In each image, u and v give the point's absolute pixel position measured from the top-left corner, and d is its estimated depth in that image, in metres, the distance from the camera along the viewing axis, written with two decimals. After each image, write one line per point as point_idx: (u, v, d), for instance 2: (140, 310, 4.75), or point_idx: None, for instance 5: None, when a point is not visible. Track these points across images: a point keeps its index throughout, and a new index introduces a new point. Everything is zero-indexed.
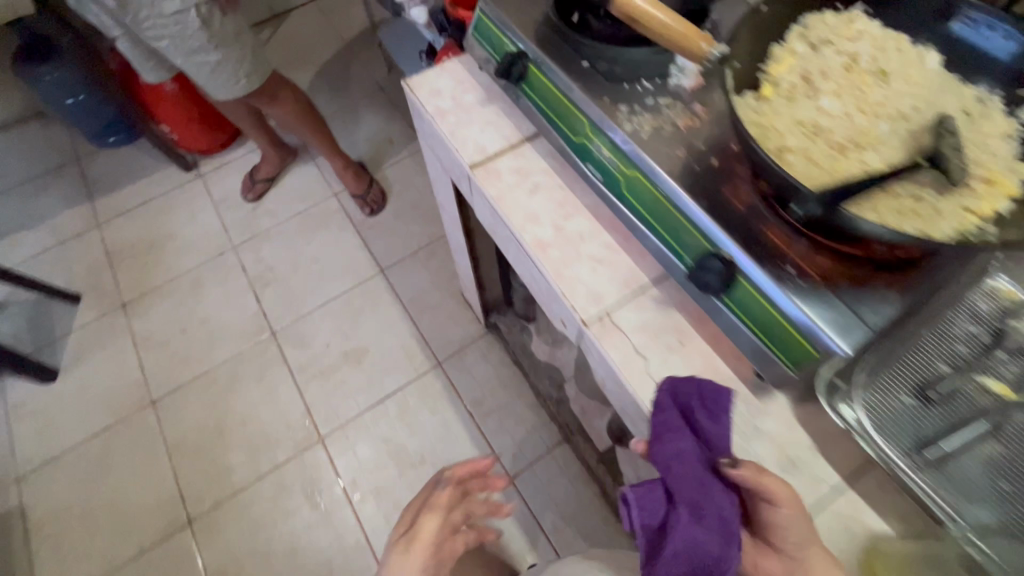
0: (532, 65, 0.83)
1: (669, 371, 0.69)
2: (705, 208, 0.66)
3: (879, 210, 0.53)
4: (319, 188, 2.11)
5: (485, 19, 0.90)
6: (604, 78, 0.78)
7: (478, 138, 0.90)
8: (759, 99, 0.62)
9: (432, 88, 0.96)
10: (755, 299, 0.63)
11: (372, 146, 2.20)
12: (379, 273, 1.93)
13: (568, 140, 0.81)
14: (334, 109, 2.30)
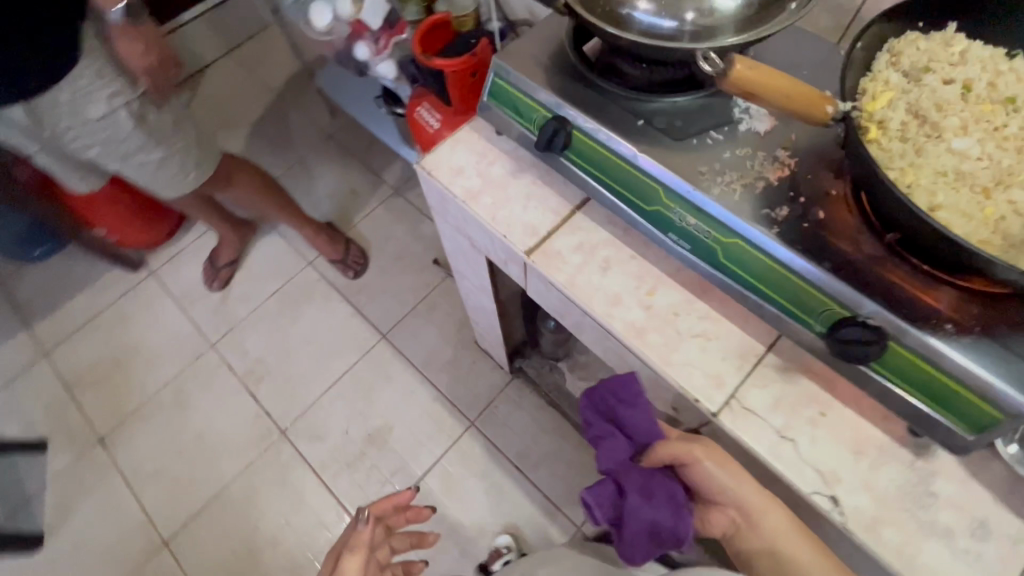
0: (577, 130, 0.74)
1: (821, 448, 0.63)
2: (833, 271, 0.60)
3: None
4: (291, 260, 1.93)
5: (505, 83, 0.80)
6: (670, 136, 0.70)
7: (523, 217, 0.80)
8: (881, 148, 0.56)
9: (452, 168, 0.85)
10: (912, 364, 0.57)
11: (337, 202, 2.03)
12: (381, 339, 1.79)
13: (637, 209, 0.72)
14: (284, 169, 2.11)
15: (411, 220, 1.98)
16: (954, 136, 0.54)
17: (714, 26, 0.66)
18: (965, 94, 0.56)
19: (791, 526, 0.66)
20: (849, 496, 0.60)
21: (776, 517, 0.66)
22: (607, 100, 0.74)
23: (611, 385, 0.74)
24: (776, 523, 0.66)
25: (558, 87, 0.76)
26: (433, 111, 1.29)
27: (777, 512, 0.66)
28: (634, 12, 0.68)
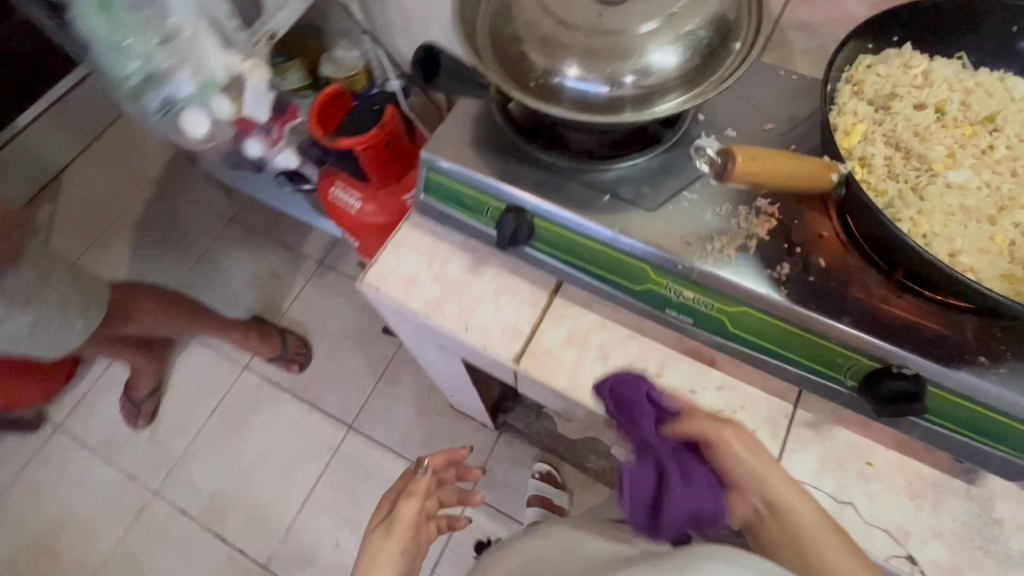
0: (539, 217, 0.66)
1: (880, 503, 0.59)
2: (855, 326, 0.55)
3: None
4: (223, 369, 1.72)
5: (440, 175, 0.70)
6: (644, 208, 0.63)
7: (498, 317, 0.71)
8: (876, 191, 0.52)
9: (404, 280, 0.74)
10: (954, 404, 0.54)
11: (259, 291, 1.83)
12: (349, 430, 1.63)
13: (625, 288, 0.66)
14: (188, 268, 1.87)
15: (347, 291, 1.81)
16: (945, 168, 0.51)
17: (656, 87, 0.60)
18: (942, 118, 0.53)
19: (848, 548, 0.52)
20: (924, 549, 0.57)
21: (822, 526, 0.53)
22: (560, 177, 0.66)
23: (611, 386, 0.60)
24: (828, 540, 0.53)
25: (503, 172, 0.67)
26: (351, 190, 1.17)
27: (824, 521, 0.53)
28: (564, 80, 0.61)
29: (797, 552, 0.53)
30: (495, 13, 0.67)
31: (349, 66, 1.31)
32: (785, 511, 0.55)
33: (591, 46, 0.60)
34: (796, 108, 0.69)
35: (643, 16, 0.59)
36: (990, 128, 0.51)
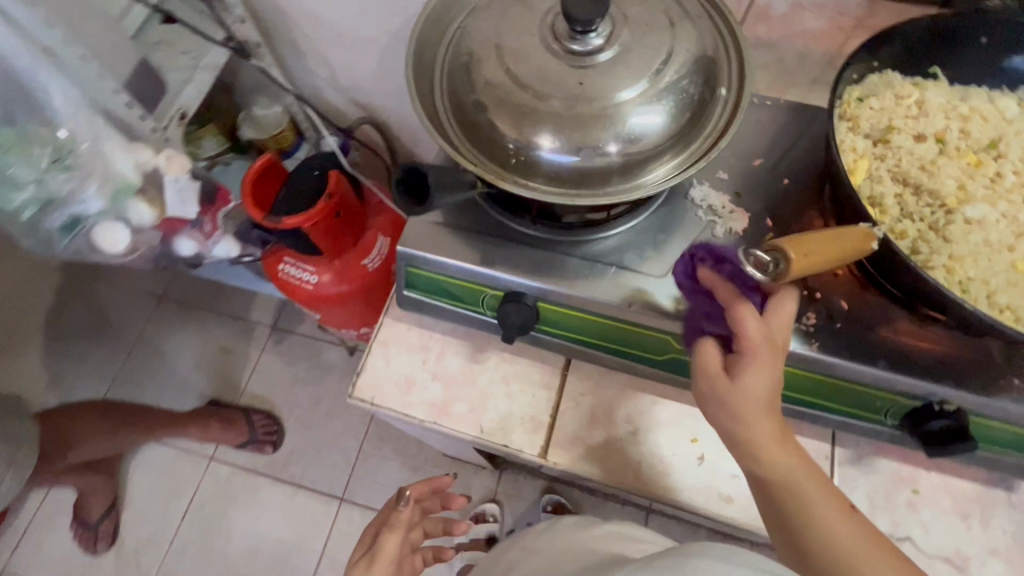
0: (543, 300, 0.60)
1: (935, 531, 0.59)
2: (892, 369, 0.54)
3: None
4: (186, 467, 1.56)
5: (423, 269, 0.63)
6: (654, 275, 0.59)
7: (513, 408, 0.65)
8: (896, 234, 0.50)
9: (401, 385, 0.67)
10: (996, 428, 0.54)
11: (210, 372, 1.67)
12: (341, 503, 1.52)
13: (645, 357, 0.62)
14: (122, 361, 1.68)
15: (310, 353, 1.68)
16: (960, 203, 0.50)
17: (648, 153, 0.55)
18: (943, 148, 0.52)
19: (816, 479, 0.47)
20: (984, 571, 0.57)
21: (793, 461, 0.47)
22: (557, 253, 0.61)
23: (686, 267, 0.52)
24: (797, 473, 0.47)
25: (494, 258, 0.61)
26: (303, 265, 1.06)
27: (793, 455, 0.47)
28: (541, 152, 0.55)
29: (764, 490, 0.48)
30: (453, 80, 0.60)
31: (271, 122, 1.18)
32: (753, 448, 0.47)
33: (573, 118, 0.54)
34: (779, 136, 0.67)
35: (630, 76, 0.53)
36: (993, 154, 0.51)
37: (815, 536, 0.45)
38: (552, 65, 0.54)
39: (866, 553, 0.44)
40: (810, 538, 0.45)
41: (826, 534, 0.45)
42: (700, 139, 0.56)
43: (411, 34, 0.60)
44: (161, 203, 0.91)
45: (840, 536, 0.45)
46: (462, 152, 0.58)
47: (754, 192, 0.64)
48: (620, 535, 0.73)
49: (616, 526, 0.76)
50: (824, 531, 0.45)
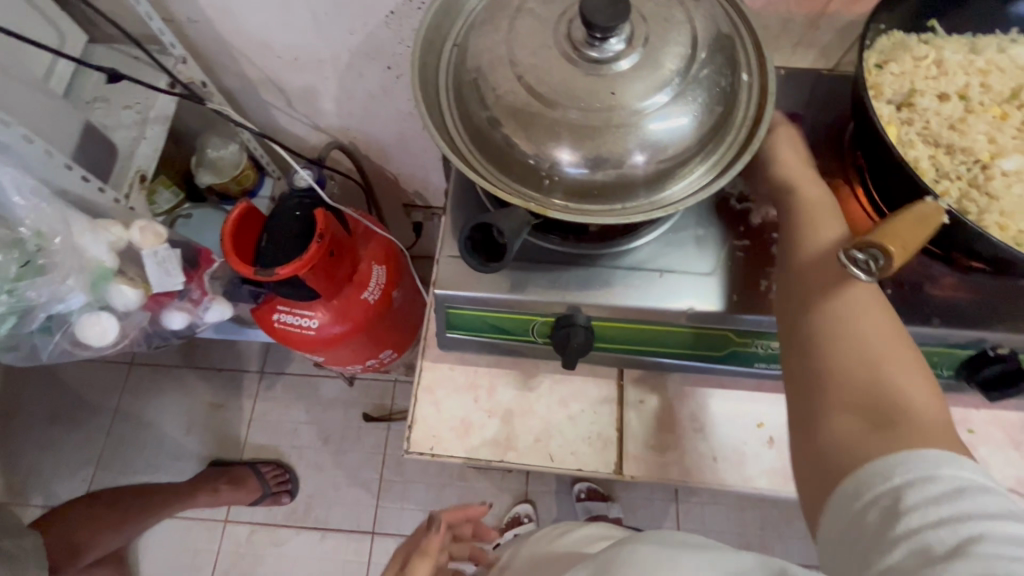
0: (596, 317, 0.58)
1: (997, 464, 0.62)
2: (947, 325, 0.55)
3: None
4: (199, 536, 1.47)
5: (463, 308, 0.59)
6: (701, 274, 0.58)
7: (578, 429, 0.64)
8: (940, 196, 0.50)
9: (458, 429, 0.64)
10: None
11: (203, 433, 1.57)
12: (372, 536, 1.47)
13: (704, 355, 0.61)
14: (103, 441, 1.56)
15: (306, 392, 1.60)
16: (994, 157, 0.51)
17: (686, 154, 0.54)
18: (968, 104, 0.53)
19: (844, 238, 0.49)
20: None
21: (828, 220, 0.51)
22: (600, 267, 0.59)
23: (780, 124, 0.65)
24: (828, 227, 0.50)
25: (538, 284, 0.58)
26: (299, 311, 0.99)
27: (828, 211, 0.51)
28: (569, 170, 0.53)
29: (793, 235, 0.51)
30: (465, 104, 0.56)
31: (229, 163, 1.08)
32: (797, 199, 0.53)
33: (607, 130, 0.51)
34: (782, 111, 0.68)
35: (655, 78, 0.51)
36: (1015, 103, 0.53)
37: (823, 271, 0.46)
38: (575, 77, 0.51)
39: (867, 301, 0.44)
40: (817, 277, 0.46)
41: (833, 272, 0.46)
42: (733, 131, 0.55)
43: (411, 60, 0.56)
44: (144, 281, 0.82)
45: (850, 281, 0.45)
46: (490, 180, 0.55)
47: None
48: (599, 534, 0.66)
49: (598, 526, 0.69)
50: (833, 271, 0.46)
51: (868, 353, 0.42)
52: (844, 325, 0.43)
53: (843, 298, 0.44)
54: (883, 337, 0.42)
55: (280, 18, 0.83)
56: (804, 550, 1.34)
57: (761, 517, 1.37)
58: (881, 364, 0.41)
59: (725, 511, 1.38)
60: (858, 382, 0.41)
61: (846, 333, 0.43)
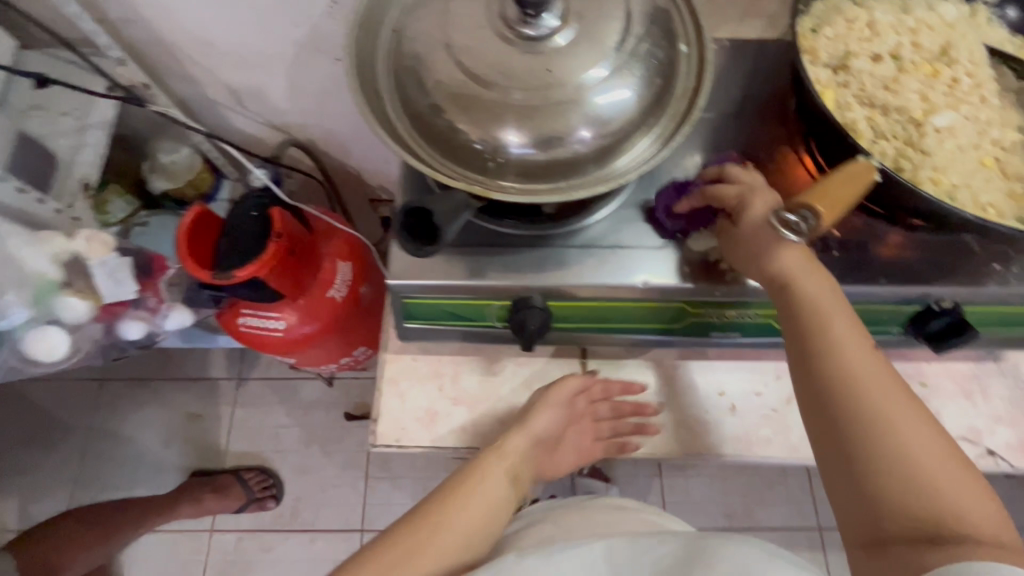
0: (551, 299, 0.58)
1: (949, 414, 0.64)
2: (892, 283, 0.56)
3: None
4: (185, 548, 1.46)
5: (419, 299, 0.59)
6: (653, 247, 0.59)
7: None
8: (878, 156, 0.51)
9: (423, 419, 0.64)
10: (987, 312, 0.59)
11: (182, 443, 1.54)
12: (362, 534, 1.47)
13: (662, 330, 0.62)
14: (78, 459, 1.52)
15: (285, 396, 1.58)
16: (927, 114, 0.52)
17: (631, 127, 0.53)
18: (900, 64, 0.54)
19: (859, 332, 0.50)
20: (995, 439, 0.63)
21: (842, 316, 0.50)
22: (554, 247, 0.59)
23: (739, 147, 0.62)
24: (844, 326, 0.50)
25: (491, 268, 0.58)
26: (264, 313, 0.98)
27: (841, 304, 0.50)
28: (515, 149, 0.52)
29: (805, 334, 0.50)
30: (404, 89, 0.55)
31: (183, 167, 1.07)
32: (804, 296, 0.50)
33: (548, 108, 0.51)
34: (728, 82, 0.68)
35: (592, 53, 0.51)
36: (946, 61, 0.54)
37: (854, 389, 0.47)
38: (512, 56, 0.50)
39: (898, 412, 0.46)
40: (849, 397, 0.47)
41: (864, 389, 0.47)
42: (674, 103, 0.55)
43: (345, 45, 0.54)
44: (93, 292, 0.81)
45: (884, 404, 0.47)
46: (435, 165, 0.54)
47: (722, 140, 0.65)
48: (572, 510, 0.67)
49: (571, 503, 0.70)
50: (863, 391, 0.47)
51: (914, 461, 0.45)
52: (885, 448, 0.45)
53: (882, 420, 0.46)
54: (923, 454, 0.45)
55: (220, 14, 0.80)
56: (784, 513, 1.37)
57: (742, 485, 1.40)
58: (930, 481, 0.44)
59: (707, 481, 1.40)
60: (911, 504, 0.44)
61: (891, 457, 0.45)
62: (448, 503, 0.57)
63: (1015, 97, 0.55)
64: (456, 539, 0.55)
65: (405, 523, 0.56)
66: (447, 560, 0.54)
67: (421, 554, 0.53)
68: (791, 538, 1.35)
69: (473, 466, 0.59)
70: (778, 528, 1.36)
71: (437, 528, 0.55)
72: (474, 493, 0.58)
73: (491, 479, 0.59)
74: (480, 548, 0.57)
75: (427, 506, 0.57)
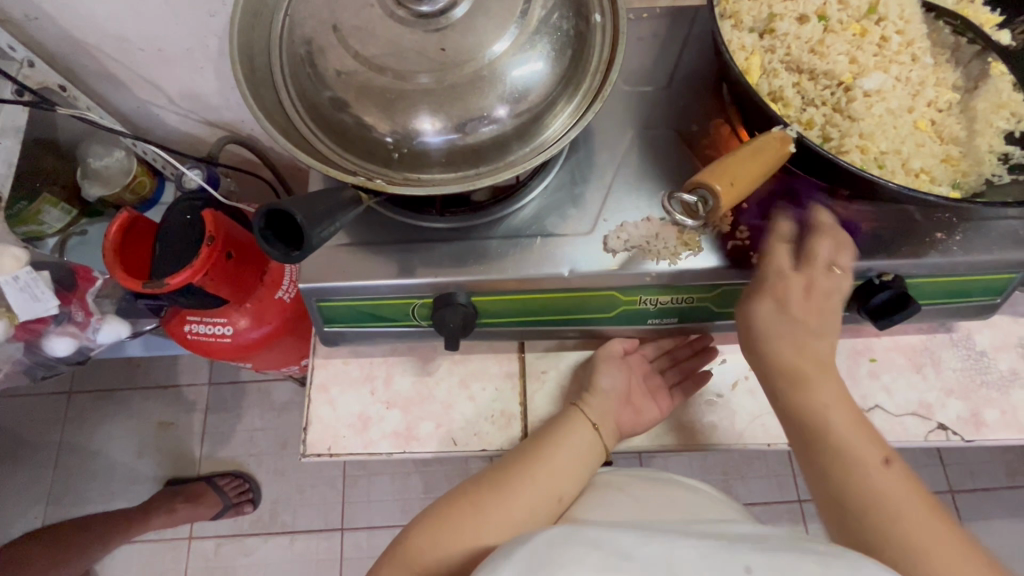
0: (474, 294, 0.55)
1: (900, 389, 0.62)
2: (831, 258, 0.53)
3: (978, 164, 0.48)
4: (165, 557, 1.44)
5: (338, 302, 0.56)
6: (580, 234, 0.55)
7: (484, 409, 0.62)
8: (804, 125, 0.48)
9: (356, 425, 0.61)
10: (933, 284, 0.56)
11: (156, 452, 1.52)
12: (342, 532, 1.45)
13: (600, 320, 0.59)
14: (50, 474, 1.50)
15: (257, 398, 1.55)
16: (855, 77, 0.49)
17: (536, 109, 0.50)
18: (827, 25, 0.50)
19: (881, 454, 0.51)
20: (946, 413, 0.61)
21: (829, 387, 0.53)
22: (475, 238, 0.56)
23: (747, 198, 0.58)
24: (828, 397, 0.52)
25: (413, 263, 0.55)
26: (210, 319, 0.92)
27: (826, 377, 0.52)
28: (423, 137, 0.48)
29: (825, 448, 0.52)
30: (299, 77, 0.51)
31: (117, 171, 1.00)
32: (806, 380, 0.53)
33: (446, 93, 0.47)
34: (661, 53, 0.65)
35: (493, 29, 0.48)
36: (875, 19, 0.51)
37: (873, 506, 0.49)
38: (404, 36, 0.48)
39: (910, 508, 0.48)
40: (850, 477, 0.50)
41: (871, 495, 0.49)
42: (588, 77, 0.51)
43: (229, 38, 0.51)
44: (6, 310, 0.78)
45: (898, 509, 0.48)
46: (331, 159, 0.50)
47: (654, 115, 0.62)
48: None
49: None
50: (862, 460, 0.50)
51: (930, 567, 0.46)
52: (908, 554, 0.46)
53: (901, 535, 0.47)
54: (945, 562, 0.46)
55: (129, 7, 0.75)
56: (766, 488, 1.36)
57: (721, 462, 1.38)
58: None
59: (687, 462, 1.37)
60: None
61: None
62: (532, 454, 0.56)
63: (951, 54, 0.51)
64: (542, 488, 0.55)
65: (494, 471, 0.57)
66: (532, 510, 0.54)
67: (504, 501, 0.54)
68: (773, 512, 1.34)
69: (559, 421, 0.59)
70: (759, 504, 1.34)
71: (518, 474, 0.55)
72: (557, 446, 0.57)
73: (575, 431, 0.58)
74: (563, 495, 0.56)
75: (512, 457, 0.57)
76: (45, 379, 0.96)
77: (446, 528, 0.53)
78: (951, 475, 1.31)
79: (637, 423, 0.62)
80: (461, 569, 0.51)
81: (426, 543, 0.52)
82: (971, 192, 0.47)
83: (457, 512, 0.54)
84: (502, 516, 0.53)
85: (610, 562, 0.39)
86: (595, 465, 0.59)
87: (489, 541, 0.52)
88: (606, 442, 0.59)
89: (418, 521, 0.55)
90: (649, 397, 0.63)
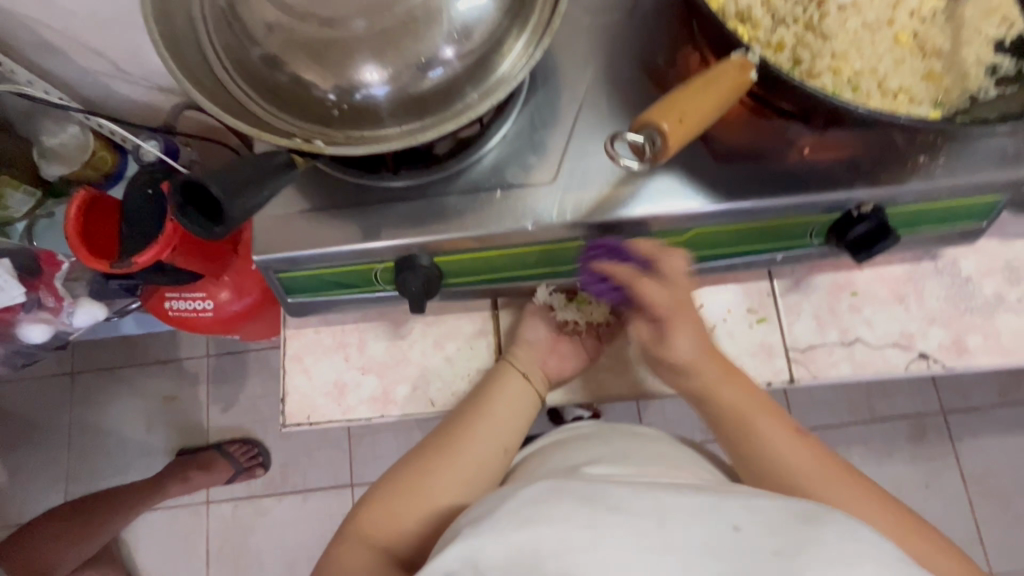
0: (434, 256, 0.54)
1: (879, 321, 0.61)
2: (804, 191, 0.51)
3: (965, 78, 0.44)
4: (185, 521, 1.50)
5: (296, 274, 0.55)
6: (542, 184, 0.53)
7: (457, 371, 0.62)
8: (773, 48, 0.44)
9: (332, 393, 0.61)
10: (917, 211, 0.54)
11: (164, 425, 1.56)
12: (352, 488, 1.50)
13: (564, 274, 0.58)
14: (65, 451, 1.54)
15: (256, 367, 1.57)
16: None
17: (483, 49, 0.46)
18: None
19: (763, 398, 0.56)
20: (929, 341, 0.61)
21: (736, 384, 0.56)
22: (431, 196, 0.53)
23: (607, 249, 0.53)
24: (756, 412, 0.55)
25: (371, 228, 0.52)
26: (189, 294, 0.91)
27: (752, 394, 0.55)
28: (364, 89, 0.45)
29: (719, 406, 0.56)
30: (226, 31, 0.47)
31: (74, 148, 0.96)
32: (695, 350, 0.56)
33: (384, 37, 0.44)
34: None
35: None
36: None
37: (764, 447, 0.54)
38: None
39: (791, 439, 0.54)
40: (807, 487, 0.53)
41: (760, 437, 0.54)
42: (536, 11, 0.47)
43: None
44: None
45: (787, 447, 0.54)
46: (267, 120, 0.47)
47: (619, 48, 0.57)
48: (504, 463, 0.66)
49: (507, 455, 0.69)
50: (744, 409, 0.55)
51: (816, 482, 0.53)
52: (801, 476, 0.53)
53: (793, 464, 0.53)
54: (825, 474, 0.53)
55: None
56: None
57: None
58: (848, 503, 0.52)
59: None
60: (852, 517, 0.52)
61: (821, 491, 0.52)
62: (469, 415, 0.57)
63: None
64: (485, 446, 0.55)
65: (439, 433, 0.57)
66: (480, 469, 0.54)
67: (452, 462, 0.54)
68: None
69: (490, 377, 0.59)
70: None
71: (462, 432, 0.56)
72: (494, 402, 0.57)
73: (507, 383, 0.58)
74: (508, 445, 0.57)
75: (454, 420, 0.57)
76: (28, 365, 0.98)
77: (402, 496, 0.53)
78: (942, 398, 1.33)
79: (575, 360, 0.61)
80: (422, 534, 0.52)
81: (382, 515, 0.52)
82: (951, 110, 0.43)
83: (411, 478, 0.54)
84: (451, 478, 0.53)
85: (601, 517, 0.38)
86: (533, 411, 0.59)
87: (446, 505, 0.52)
88: (537, 390, 0.59)
89: (375, 487, 0.55)
90: (583, 337, 0.62)
